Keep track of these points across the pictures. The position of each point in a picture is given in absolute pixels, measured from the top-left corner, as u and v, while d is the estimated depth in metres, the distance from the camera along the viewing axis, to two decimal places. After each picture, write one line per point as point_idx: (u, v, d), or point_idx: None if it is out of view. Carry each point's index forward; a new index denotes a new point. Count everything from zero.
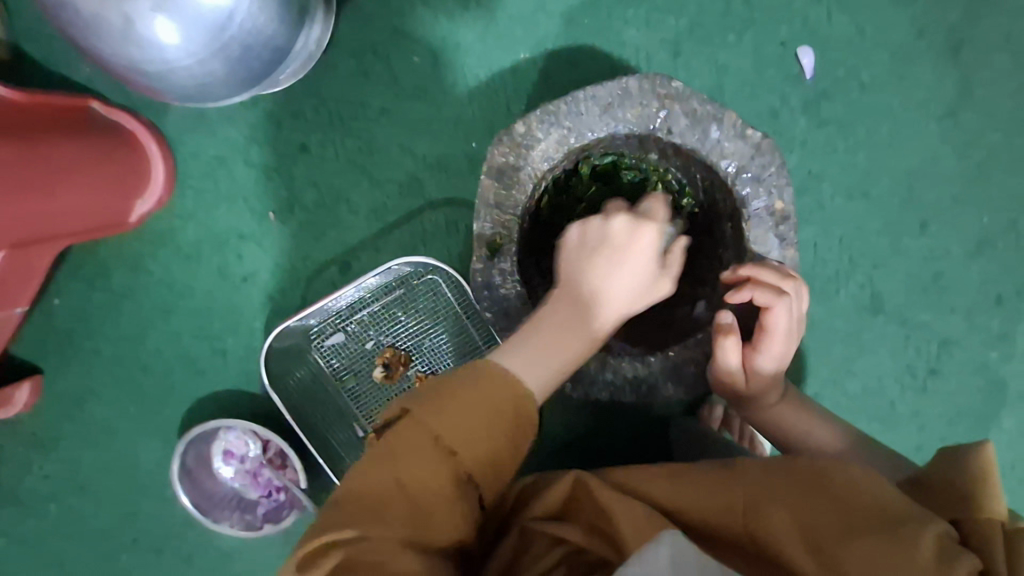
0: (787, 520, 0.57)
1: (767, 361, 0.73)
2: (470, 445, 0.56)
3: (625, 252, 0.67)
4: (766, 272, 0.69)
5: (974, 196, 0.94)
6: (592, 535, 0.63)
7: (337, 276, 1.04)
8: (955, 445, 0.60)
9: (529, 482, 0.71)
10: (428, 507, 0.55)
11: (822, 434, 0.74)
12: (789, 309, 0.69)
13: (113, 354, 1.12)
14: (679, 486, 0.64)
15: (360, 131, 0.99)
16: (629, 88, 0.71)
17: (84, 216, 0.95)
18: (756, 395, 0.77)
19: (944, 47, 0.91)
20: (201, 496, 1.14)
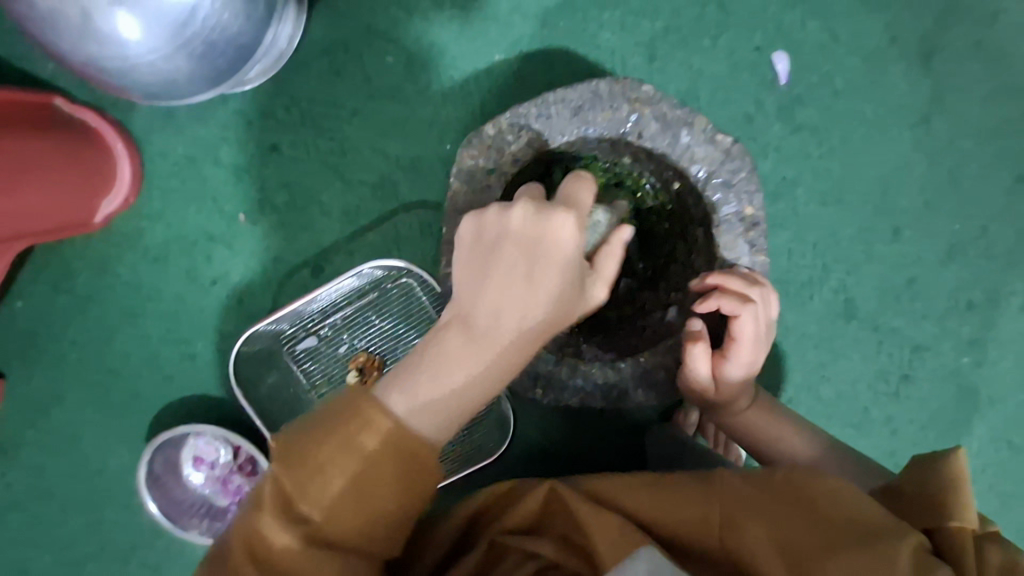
0: (766, 532, 0.57)
1: (736, 368, 0.72)
2: (333, 504, 0.51)
3: (536, 252, 0.56)
4: (736, 282, 0.68)
5: (945, 204, 0.95)
6: (568, 550, 0.62)
7: (309, 279, 1.03)
8: (930, 454, 0.60)
9: (499, 490, 0.69)
10: (292, 564, 0.51)
11: (792, 443, 0.74)
12: (756, 316, 0.69)
13: (79, 358, 1.09)
14: (657, 496, 0.63)
15: (332, 132, 0.97)
16: (599, 92, 0.70)
17: (49, 215, 0.91)
18: (726, 402, 0.76)
19: (916, 54, 0.91)
20: (170, 504, 1.11)
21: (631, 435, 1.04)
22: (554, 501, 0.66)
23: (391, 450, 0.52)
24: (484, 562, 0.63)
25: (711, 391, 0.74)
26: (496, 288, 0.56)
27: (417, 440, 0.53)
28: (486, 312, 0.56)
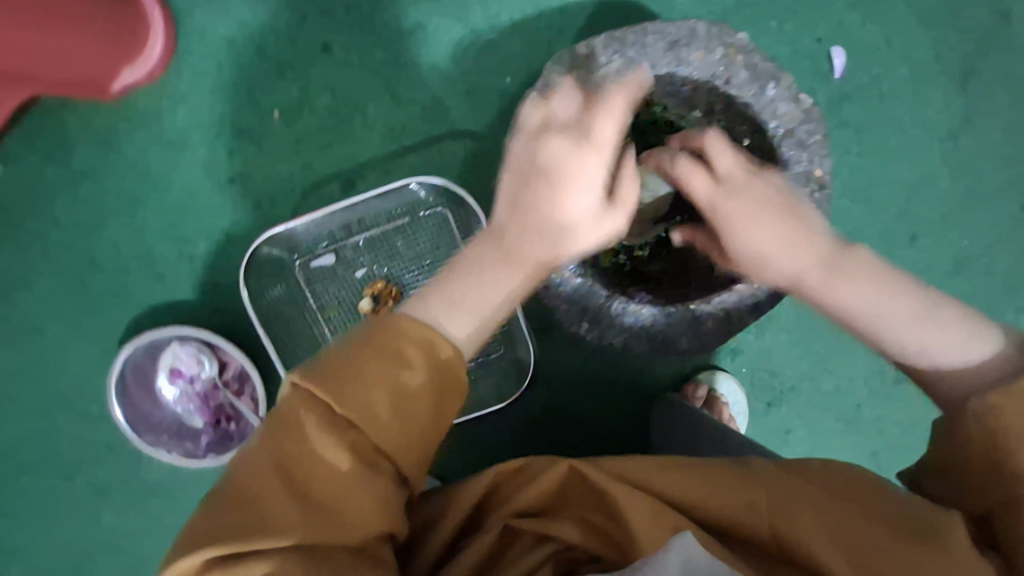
0: (813, 518, 0.54)
1: (750, 245, 0.60)
2: (375, 411, 0.48)
3: (561, 185, 0.54)
4: (718, 150, 0.62)
5: (960, 219, 1.01)
6: (592, 534, 0.59)
7: (338, 193, 0.98)
8: (988, 351, 0.54)
9: (511, 465, 0.63)
10: (334, 490, 0.47)
11: (953, 356, 0.55)
12: (767, 192, 0.61)
13: (59, 242, 0.99)
14: (692, 482, 0.58)
15: (391, 43, 0.94)
16: (698, 31, 0.71)
17: (67, 66, 0.84)
18: (798, 279, 0.59)
19: (956, 73, 0.97)
20: (136, 416, 1.01)
21: (638, 401, 1.04)
22: (579, 485, 0.61)
23: (427, 354, 0.51)
24: (495, 545, 0.58)
25: (743, 273, 0.65)
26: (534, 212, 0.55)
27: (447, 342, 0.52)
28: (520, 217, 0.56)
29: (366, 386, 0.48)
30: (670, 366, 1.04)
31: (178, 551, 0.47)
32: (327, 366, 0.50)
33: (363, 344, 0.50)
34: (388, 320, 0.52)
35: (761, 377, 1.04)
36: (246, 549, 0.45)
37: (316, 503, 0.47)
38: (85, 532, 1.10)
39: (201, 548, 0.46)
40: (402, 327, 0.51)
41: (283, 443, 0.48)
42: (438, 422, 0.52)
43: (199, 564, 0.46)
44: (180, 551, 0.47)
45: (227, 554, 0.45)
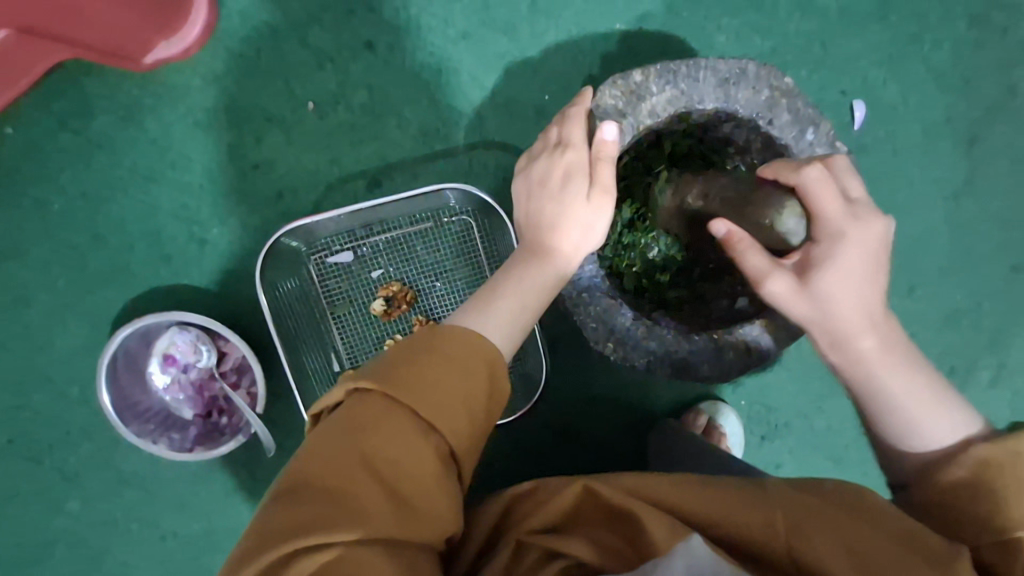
0: (834, 539, 0.48)
1: (834, 284, 0.59)
2: (443, 409, 0.53)
3: (567, 217, 0.70)
4: (833, 190, 0.60)
5: (957, 274, 1.04)
6: (603, 554, 0.52)
7: (362, 191, 0.96)
8: (976, 433, 0.55)
9: (526, 485, 0.59)
10: (409, 483, 0.50)
11: (944, 435, 0.55)
12: (875, 240, 0.59)
13: (63, 212, 0.95)
14: (706, 501, 0.53)
15: (435, 47, 0.94)
16: (747, 70, 0.73)
17: (110, 34, 0.82)
18: (849, 337, 0.59)
19: (963, 137, 1.02)
20: (123, 403, 0.95)
21: (639, 426, 1.04)
22: (592, 502, 0.56)
23: (485, 359, 0.56)
24: (510, 563, 0.53)
25: (799, 301, 0.60)
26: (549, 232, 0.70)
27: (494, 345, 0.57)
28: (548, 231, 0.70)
29: (436, 383, 0.53)
30: (673, 394, 1.05)
31: (250, 551, 0.48)
32: (389, 370, 0.53)
33: (423, 351, 0.54)
34: (447, 330, 0.56)
35: (756, 412, 1.06)
36: (330, 542, 0.47)
37: (396, 495, 0.50)
38: (47, 520, 1.03)
39: (281, 543, 0.47)
40: (461, 337, 0.56)
41: (360, 440, 0.50)
42: (493, 419, 0.57)
43: (278, 558, 0.47)
44: (254, 552, 0.47)
45: (311, 545, 0.47)
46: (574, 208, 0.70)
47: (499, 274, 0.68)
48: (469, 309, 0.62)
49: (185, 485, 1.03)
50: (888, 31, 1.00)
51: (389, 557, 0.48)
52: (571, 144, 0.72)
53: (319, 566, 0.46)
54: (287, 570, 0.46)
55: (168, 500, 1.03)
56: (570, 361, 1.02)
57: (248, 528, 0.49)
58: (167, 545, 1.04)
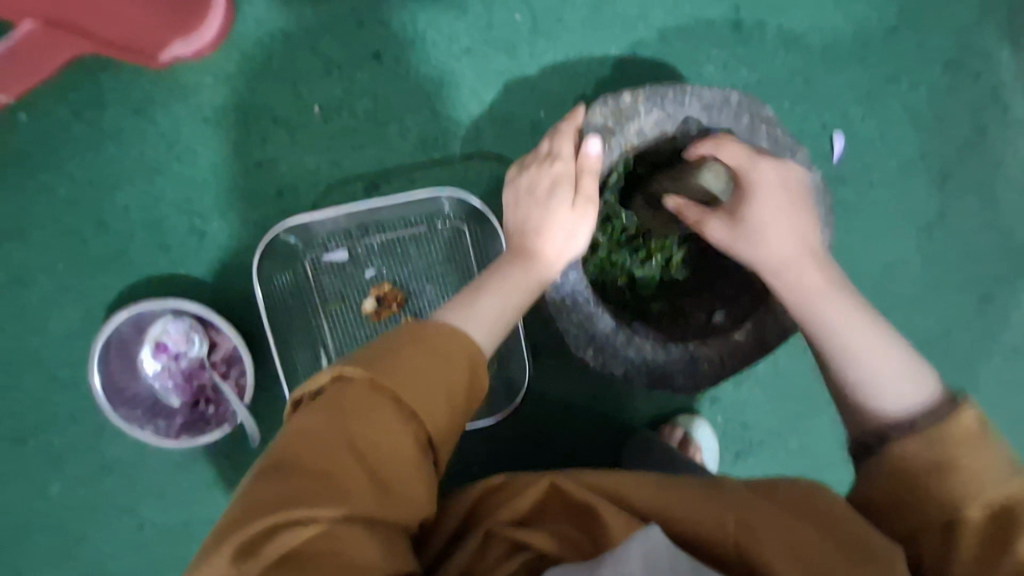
0: (783, 540, 0.52)
1: (760, 211, 0.71)
2: (424, 395, 0.56)
3: (549, 224, 0.75)
4: (732, 147, 0.73)
5: (927, 304, 1.08)
6: (565, 547, 0.55)
7: (360, 193, 1.00)
8: (935, 396, 0.57)
9: (497, 481, 0.62)
10: (388, 464, 0.53)
11: (893, 390, 0.58)
12: (769, 177, 0.72)
13: (68, 198, 0.98)
14: (667, 499, 0.56)
15: (439, 61, 0.99)
16: (730, 98, 0.77)
17: (131, 36, 0.86)
18: (784, 267, 0.70)
19: (937, 173, 1.07)
20: (113, 387, 0.97)
21: (617, 436, 1.06)
22: (557, 498, 0.59)
23: (465, 351, 0.60)
24: (475, 555, 0.56)
25: (739, 240, 0.73)
26: (533, 238, 0.75)
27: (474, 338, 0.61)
28: (532, 237, 0.75)
29: (418, 369, 0.56)
30: (651, 406, 1.08)
31: (233, 524, 0.49)
32: (376, 357, 0.57)
33: (409, 341, 0.58)
34: (432, 323, 0.60)
35: (732, 427, 1.09)
36: (313, 515, 0.49)
37: (375, 475, 0.53)
38: (27, 503, 1.04)
39: (265, 516, 0.49)
40: (444, 330, 0.60)
41: (343, 420, 0.53)
42: (469, 411, 0.61)
43: (262, 531, 0.49)
44: (237, 525, 0.49)
45: (295, 517, 0.49)
46: (557, 216, 0.75)
47: (484, 275, 0.72)
48: (454, 305, 0.66)
49: (167, 473, 1.04)
50: (868, 70, 1.06)
51: (365, 532, 0.50)
52: (560, 155, 0.77)
53: (301, 537, 0.48)
54: (270, 542, 0.48)
55: (149, 488, 1.04)
56: (552, 368, 1.05)
57: (231, 503, 0.51)
58: (145, 533, 1.05)
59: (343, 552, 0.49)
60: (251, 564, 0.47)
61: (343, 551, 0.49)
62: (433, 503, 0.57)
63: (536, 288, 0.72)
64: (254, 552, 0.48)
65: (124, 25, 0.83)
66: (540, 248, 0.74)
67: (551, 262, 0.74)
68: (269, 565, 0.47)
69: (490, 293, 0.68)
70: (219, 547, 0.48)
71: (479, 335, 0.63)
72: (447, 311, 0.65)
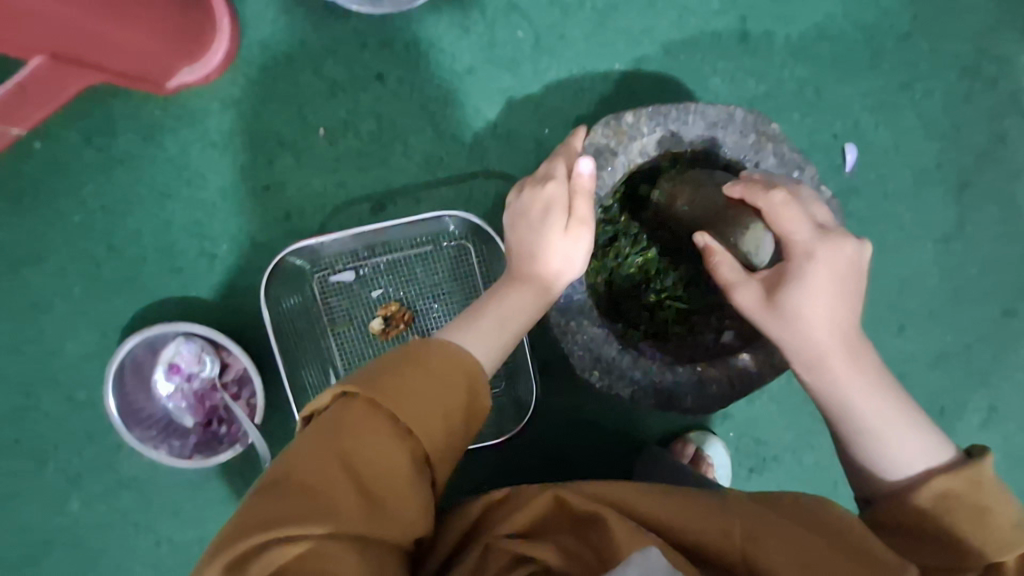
0: (797, 555, 0.51)
1: (805, 301, 0.62)
2: (422, 418, 0.56)
3: (545, 240, 0.74)
4: (798, 217, 0.64)
5: (946, 315, 1.05)
6: (569, 559, 0.54)
7: (367, 214, 1.01)
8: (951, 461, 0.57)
9: (501, 492, 0.62)
10: (384, 487, 0.53)
11: (915, 463, 0.58)
12: (844, 258, 0.62)
13: (82, 224, 1.00)
14: (676, 510, 0.56)
15: (442, 80, 0.99)
16: (735, 115, 0.75)
17: (140, 68, 0.89)
18: (822, 357, 0.61)
19: (954, 181, 1.04)
20: (128, 408, 0.98)
21: (628, 452, 1.05)
22: (562, 511, 0.58)
23: (465, 374, 0.59)
24: (477, 566, 0.56)
25: (771, 316, 0.64)
26: (529, 254, 0.74)
27: (473, 360, 0.61)
28: (529, 253, 0.74)
29: (416, 393, 0.56)
30: (661, 423, 1.06)
31: (231, 537, 0.51)
32: (376, 380, 0.56)
33: (408, 362, 0.58)
34: (433, 345, 0.60)
35: (744, 443, 1.07)
36: (303, 534, 0.50)
37: (370, 497, 0.53)
38: (47, 520, 1.06)
39: (257, 534, 0.50)
40: (444, 353, 0.60)
41: (340, 443, 0.53)
42: (470, 432, 0.60)
43: (254, 546, 0.50)
44: (231, 539, 0.50)
45: (285, 537, 0.50)
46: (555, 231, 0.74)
47: (484, 297, 0.72)
48: (454, 328, 0.66)
49: (182, 491, 1.06)
50: (880, 78, 1.03)
51: (358, 556, 0.50)
52: (555, 176, 0.75)
53: (291, 557, 0.49)
54: (261, 558, 0.49)
55: (164, 506, 1.06)
56: (560, 385, 1.04)
57: (229, 518, 0.52)
58: (161, 550, 1.06)
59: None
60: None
61: (331, 573, 0.49)
62: (431, 525, 0.57)
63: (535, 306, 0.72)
64: (246, 566, 0.49)
65: (132, 59, 0.86)
66: (535, 264, 0.74)
67: (549, 277, 0.74)
68: None
69: (489, 319, 0.68)
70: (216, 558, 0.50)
71: (481, 359, 0.63)
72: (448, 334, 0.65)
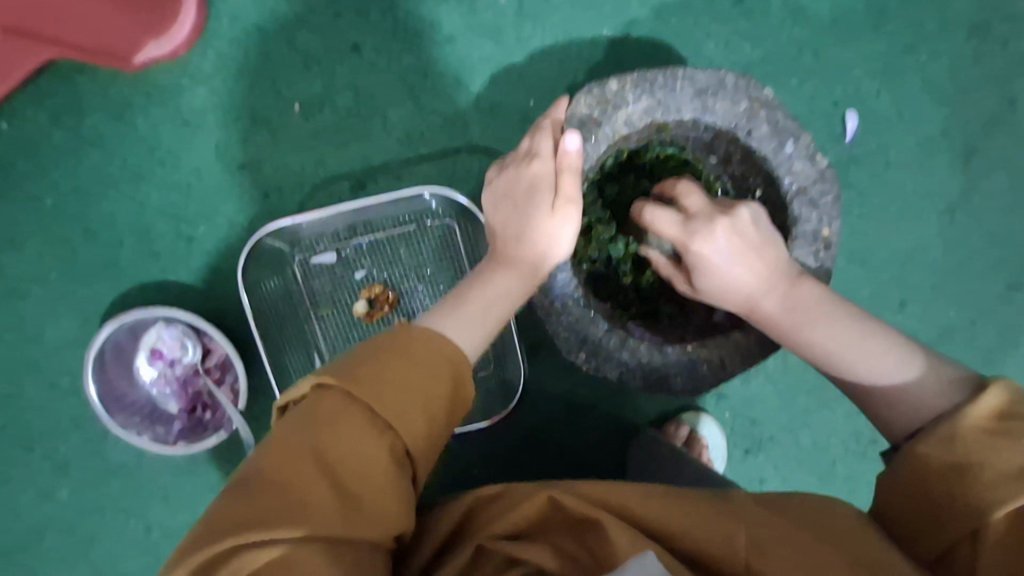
0: (800, 558, 0.49)
1: (715, 278, 0.66)
2: (399, 409, 0.53)
3: (528, 220, 0.71)
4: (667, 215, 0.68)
5: (950, 290, 1.01)
6: (562, 560, 0.52)
7: (347, 193, 0.97)
8: (925, 374, 0.56)
9: (491, 491, 0.60)
10: (362, 484, 0.51)
11: (889, 373, 0.57)
12: (715, 234, 0.65)
13: (55, 208, 0.97)
14: (672, 507, 0.54)
15: (421, 51, 0.95)
16: (726, 81, 0.71)
17: (100, 42, 0.85)
18: (752, 307, 0.65)
19: (960, 149, 0.99)
20: (111, 395, 0.97)
21: (622, 435, 1.03)
22: (553, 511, 0.56)
23: (445, 362, 0.57)
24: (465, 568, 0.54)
25: (703, 295, 0.70)
26: (513, 235, 0.71)
27: (453, 347, 0.58)
28: (513, 234, 0.71)
29: (392, 383, 0.54)
30: (654, 404, 1.04)
31: (199, 542, 0.48)
32: (351, 370, 0.54)
33: (386, 352, 0.55)
34: (409, 332, 0.58)
35: (740, 424, 1.05)
36: (275, 538, 0.47)
37: (346, 493, 0.50)
38: (37, 507, 1.05)
39: (227, 538, 0.47)
40: (420, 339, 0.57)
41: (313, 437, 0.51)
42: (452, 423, 0.58)
43: (222, 551, 0.47)
44: (199, 544, 0.48)
45: (254, 540, 0.47)
46: (539, 211, 0.71)
47: (465, 282, 0.69)
48: (432, 313, 0.63)
49: (170, 477, 1.05)
50: (883, 41, 0.98)
51: (333, 556, 0.48)
52: (539, 153, 0.73)
53: (261, 560, 0.46)
54: (229, 563, 0.47)
55: (153, 492, 1.05)
56: (550, 367, 1.02)
57: (197, 521, 0.50)
58: (152, 536, 1.06)
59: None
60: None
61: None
62: (412, 523, 0.55)
63: (520, 289, 0.69)
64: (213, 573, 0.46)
65: (90, 33, 0.82)
66: (517, 245, 0.71)
67: (535, 259, 0.71)
68: None
69: (469, 303, 0.65)
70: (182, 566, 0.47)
71: (459, 343, 0.60)
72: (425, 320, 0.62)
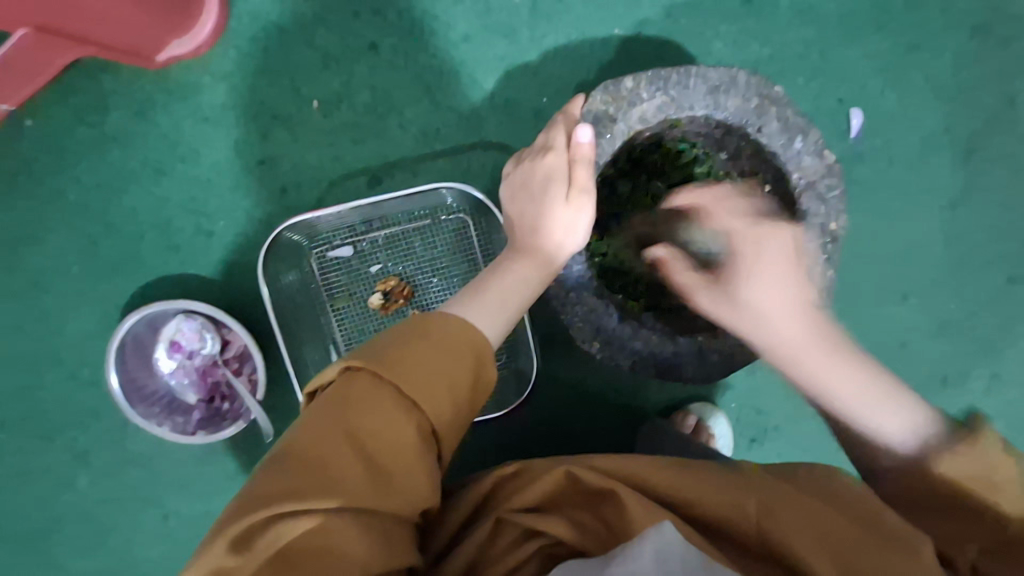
0: (808, 524, 0.52)
1: (749, 279, 0.68)
2: (427, 390, 0.56)
3: (545, 212, 0.74)
4: (725, 212, 0.73)
5: (951, 284, 1.04)
6: (580, 533, 0.55)
7: (363, 188, 0.99)
8: (930, 435, 0.55)
9: (512, 468, 0.62)
10: (391, 461, 0.54)
11: (893, 433, 0.57)
12: (760, 239, 0.68)
13: (77, 202, 0.99)
14: (686, 479, 0.56)
15: (437, 49, 0.97)
16: (737, 79, 0.73)
17: (126, 40, 0.87)
18: (762, 323, 0.67)
19: (962, 147, 1.02)
20: (132, 386, 0.99)
21: (630, 425, 1.06)
22: (571, 486, 0.59)
23: (469, 346, 0.59)
24: (487, 539, 0.56)
25: (718, 302, 0.70)
26: (532, 227, 0.74)
27: (477, 332, 0.60)
28: (531, 226, 0.74)
29: (421, 367, 0.56)
30: (662, 395, 1.06)
31: (237, 514, 0.51)
32: (380, 352, 0.56)
33: (413, 337, 0.57)
34: (434, 317, 0.60)
35: (746, 415, 1.08)
36: (310, 510, 0.50)
37: (377, 469, 0.53)
38: (58, 496, 1.07)
39: (262, 511, 0.50)
40: (446, 324, 0.59)
41: (345, 416, 0.53)
42: (475, 404, 0.60)
43: (261, 522, 0.50)
44: (238, 516, 0.50)
45: (290, 513, 0.50)
46: (555, 203, 0.74)
47: (486, 271, 0.72)
48: (456, 300, 0.66)
49: (188, 467, 1.07)
50: (888, 40, 1.00)
51: (365, 527, 0.51)
52: (555, 147, 0.75)
53: (296, 531, 0.49)
54: (267, 534, 0.49)
55: (172, 481, 1.07)
56: (561, 358, 1.04)
57: (234, 495, 0.53)
58: (170, 524, 1.08)
59: (338, 548, 0.50)
60: (249, 554, 0.49)
61: (335, 544, 0.50)
62: (436, 498, 0.58)
63: (538, 279, 0.72)
64: (252, 543, 0.49)
65: (117, 30, 0.84)
66: (534, 236, 0.74)
67: (551, 250, 0.73)
68: (267, 556, 0.49)
69: (490, 292, 0.67)
70: (220, 537, 0.50)
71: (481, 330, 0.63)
72: (449, 307, 0.64)
